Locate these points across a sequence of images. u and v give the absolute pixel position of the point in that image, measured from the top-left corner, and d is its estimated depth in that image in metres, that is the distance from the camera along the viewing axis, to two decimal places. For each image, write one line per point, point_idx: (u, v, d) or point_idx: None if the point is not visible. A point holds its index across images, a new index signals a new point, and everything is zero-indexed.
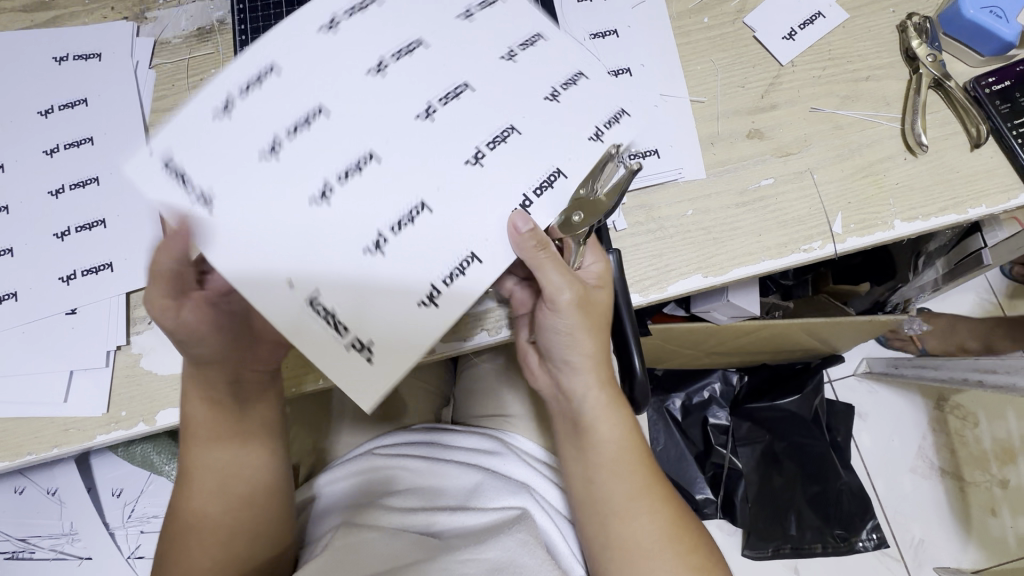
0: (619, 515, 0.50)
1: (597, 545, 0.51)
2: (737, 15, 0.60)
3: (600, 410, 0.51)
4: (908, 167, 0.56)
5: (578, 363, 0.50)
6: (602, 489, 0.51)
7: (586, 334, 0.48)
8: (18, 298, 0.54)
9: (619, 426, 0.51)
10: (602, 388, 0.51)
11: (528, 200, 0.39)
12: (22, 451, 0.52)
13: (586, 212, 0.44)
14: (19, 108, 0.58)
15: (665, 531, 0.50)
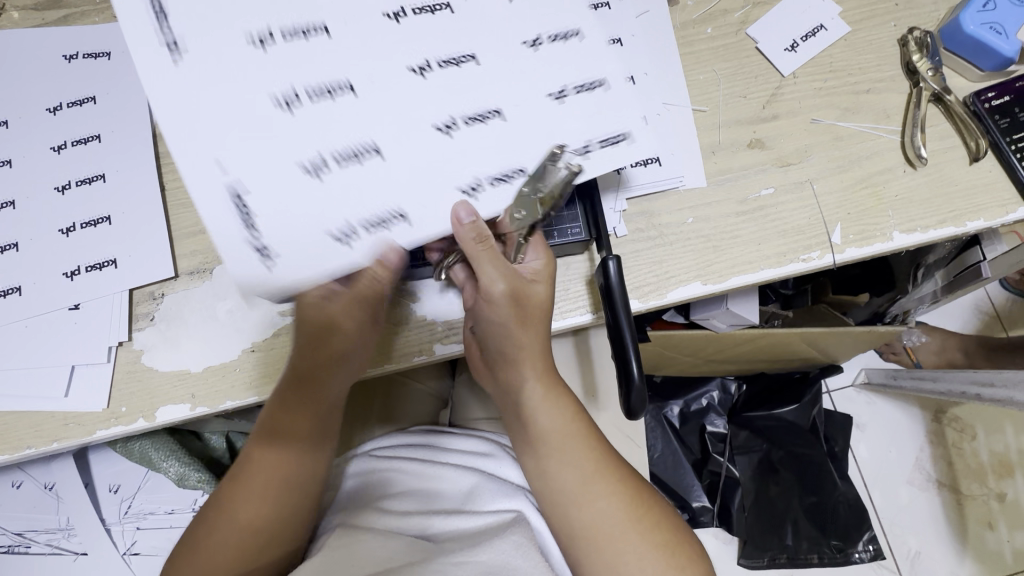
0: (578, 502, 0.50)
1: (566, 532, 0.51)
2: (740, 26, 0.61)
3: (539, 400, 0.51)
4: (907, 179, 0.56)
5: (520, 355, 0.49)
6: (556, 479, 0.51)
7: (517, 326, 0.48)
8: (20, 293, 0.54)
9: (560, 413, 0.51)
10: (540, 380, 0.51)
11: (475, 188, 0.42)
12: (22, 445, 0.52)
13: (527, 210, 0.43)
14: (28, 104, 0.58)
15: (625, 513, 0.50)
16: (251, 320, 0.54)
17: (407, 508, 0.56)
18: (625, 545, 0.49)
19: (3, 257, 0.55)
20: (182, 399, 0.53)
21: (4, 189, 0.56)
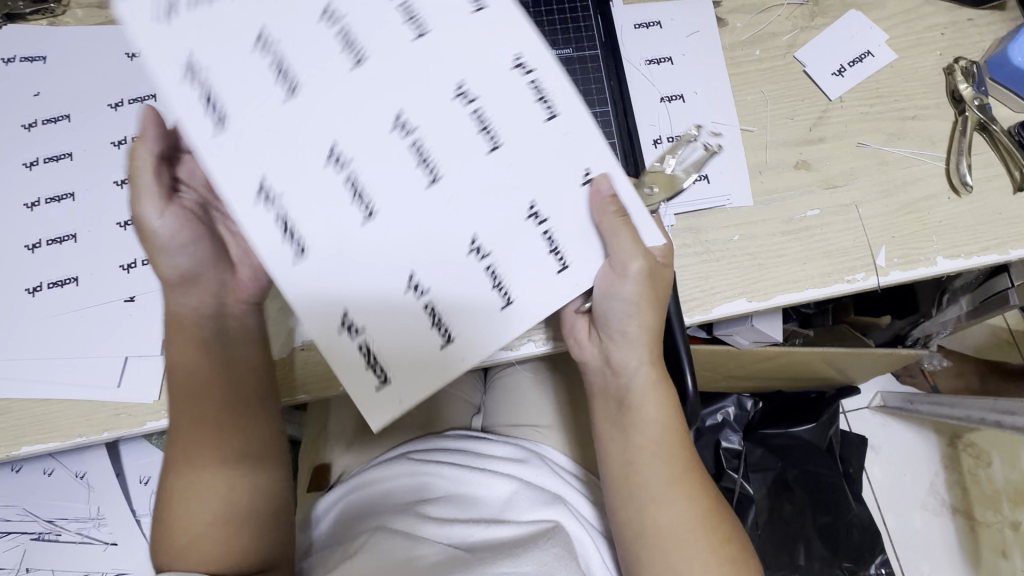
0: (656, 502, 0.49)
1: (634, 532, 0.50)
2: (789, 50, 0.62)
3: (647, 387, 0.49)
4: (951, 206, 0.57)
5: (635, 337, 0.48)
6: (642, 472, 0.50)
7: (652, 304, 0.47)
8: (77, 283, 0.55)
9: (662, 403, 0.50)
10: (648, 364, 0.49)
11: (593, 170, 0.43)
12: (73, 433, 0.54)
13: (663, 185, 0.54)
14: (91, 99, 0.60)
15: (700, 521, 0.49)
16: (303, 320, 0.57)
17: (445, 514, 0.56)
18: (697, 551, 0.48)
19: (62, 247, 0.56)
20: None
21: (65, 181, 0.58)
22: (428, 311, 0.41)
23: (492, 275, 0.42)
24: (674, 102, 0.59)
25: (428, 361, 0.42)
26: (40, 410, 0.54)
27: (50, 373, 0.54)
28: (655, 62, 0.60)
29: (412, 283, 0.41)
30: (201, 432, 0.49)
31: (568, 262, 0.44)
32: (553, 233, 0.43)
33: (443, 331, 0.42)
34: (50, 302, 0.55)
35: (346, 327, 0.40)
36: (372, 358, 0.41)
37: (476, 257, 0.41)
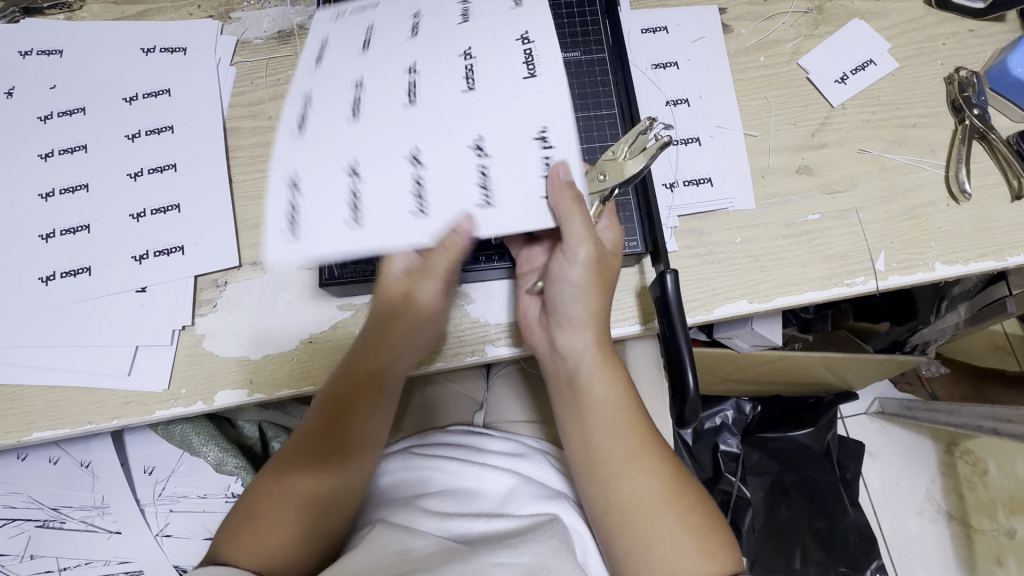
0: (620, 481, 0.51)
1: (603, 508, 0.51)
2: (793, 57, 0.63)
3: (595, 367, 0.52)
4: (950, 213, 0.58)
5: (581, 320, 0.51)
6: (602, 450, 0.51)
7: (596, 289, 0.50)
8: (90, 273, 0.56)
9: (612, 383, 0.52)
10: (597, 347, 0.52)
11: (544, 130, 0.46)
12: (83, 420, 0.54)
13: (609, 174, 0.50)
14: (107, 93, 0.61)
15: (665, 493, 0.50)
16: (309, 313, 0.57)
17: (443, 506, 0.57)
18: (665, 524, 0.49)
19: (75, 238, 0.57)
20: (240, 384, 0.55)
21: (79, 172, 0.59)
22: (351, 194, 0.45)
23: (416, 185, 0.45)
24: (679, 106, 0.60)
25: (336, 237, 0.44)
26: (51, 397, 0.55)
27: (62, 361, 0.55)
28: (661, 66, 0.61)
29: (352, 169, 0.46)
30: (317, 446, 0.53)
31: (430, 210, 0.45)
32: (487, 169, 0.45)
33: (356, 214, 0.45)
34: (63, 291, 0.56)
35: (292, 185, 0.46)
36: (295, 214, 0.45)
37: (411, 165, 0.45)
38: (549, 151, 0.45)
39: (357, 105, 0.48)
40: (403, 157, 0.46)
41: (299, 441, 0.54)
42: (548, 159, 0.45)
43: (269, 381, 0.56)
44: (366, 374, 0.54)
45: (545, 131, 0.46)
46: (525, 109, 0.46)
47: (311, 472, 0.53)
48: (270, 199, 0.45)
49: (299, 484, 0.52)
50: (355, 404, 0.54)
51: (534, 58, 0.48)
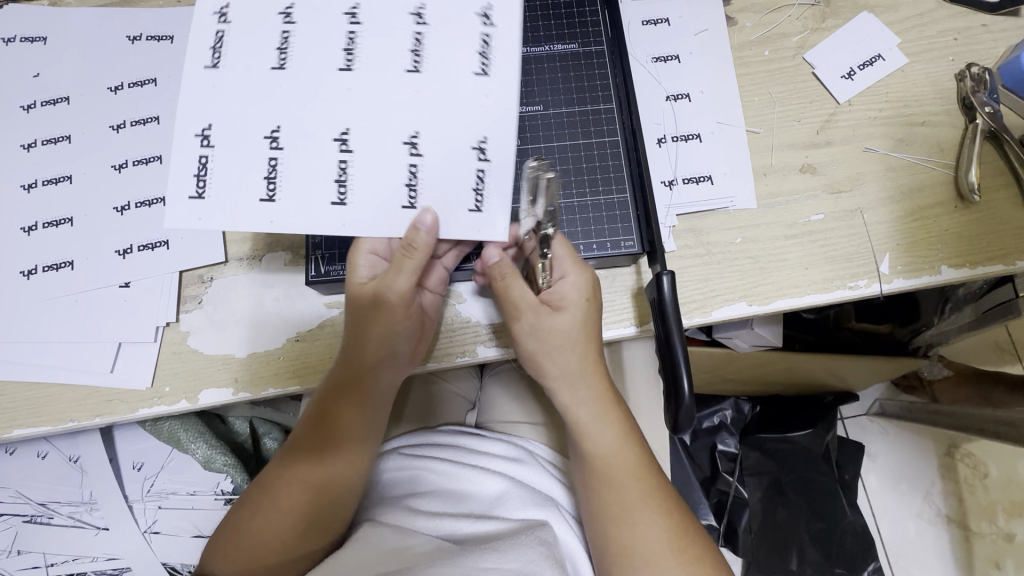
0: (615, 526, 0.51)
1: (604, 550, 0.52)
2: (798, 51, 0.61)
3: (586, 423, 0.53)
4: (958, 215, 0.56)
5: (561, 379, 0.52)
6: (604, 495, 0.52)
7: (556, 342, 0.51)
8: (73, 267, 0.55)
9: (614, 434, 0.53)
10: (595, 400, 0.53)
11: (482, 152, 0.46)
12: (64, 418, 0.53)
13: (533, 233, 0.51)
14: (91, 82, 0.59)
15: (666, 539, 0.50)
16: (297, 309, 0.56)
17: (435, 507, 0.56)
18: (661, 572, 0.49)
19: (58, 230, 0.56)
20: (225, 383, 0.54)
21: (63, 164, 0.57)
22: (270, 165, 0.45)
23: (341, 169, 0.45)
24: (679, 101, 0.58)
25: (241, 209, 0.45)
26: (32, 394, 0.54)
27: (45, 356, 0.54)
28: (661, 59, 0.59)
29: (273, 135, 0.45)
30: (303, 463, 0.53)
31: (350, 199, 0.46)
32: (417, 169, 0.46)
33: (271, 188, 0.45)
34: (45, 286, 0.55)
35: (206, 137, 0.45)
36: (205, 170, 0.45)
37: (338, 147, 0.46)
38: (484, 162, 0.46)
39: (285, 53, 0.46)
40: (331, 138, 0.46)
41: (288, 455, 0.54)
42: (480, 172, 0.46)
43: (259, 378, 0.54)
44: (349, 389, 0.51)
45: (484, 142, 0.46)
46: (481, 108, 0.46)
47: (295, 479, 0.53)
48: (175, 160, 0.45)
49: (285, 491, 0.53)
50: (341, 417, 0.53)
51: (489, 46, 0.46)
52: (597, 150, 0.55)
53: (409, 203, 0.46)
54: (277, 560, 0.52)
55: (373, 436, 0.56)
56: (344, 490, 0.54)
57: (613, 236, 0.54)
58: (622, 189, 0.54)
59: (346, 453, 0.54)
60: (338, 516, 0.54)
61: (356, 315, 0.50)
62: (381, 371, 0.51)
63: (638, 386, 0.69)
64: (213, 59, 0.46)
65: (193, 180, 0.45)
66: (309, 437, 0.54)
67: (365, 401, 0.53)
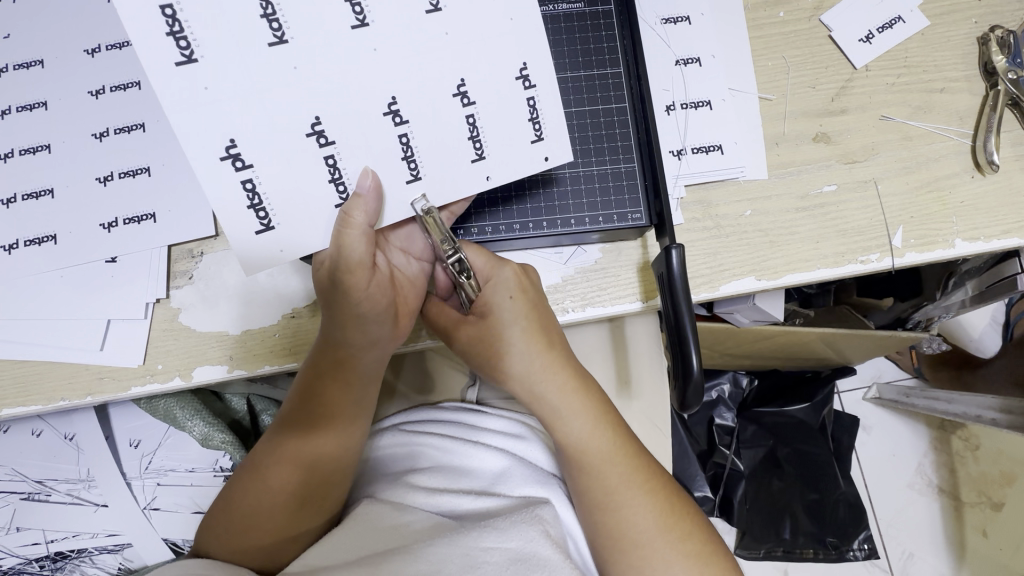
0: (608, 502, 0.51)
1: (596, 530, 0.51)
2: (815, 12, 0.58)
3: (563, 408, 0.51)
4: (975, 186, 0.55)
5: (537, 370, 0.51)
6: (596, 478, 0.51)
7: (502, 343, 0.50)
8: (57, 241, 0.53)
9: (583, 420, 0.52)
10: (563, 389, 0.51)
11: (533, 98, 0.45)
12: (55, 396, 0.52)
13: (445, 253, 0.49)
14: (65, 44, 0.55)
15: (660, 516, 0.51)
16: (288, 284, 0.54)
17: (435, 484, 0.55)
18: (652, 551, 0.49)
19: (36, 203, 0.53)
20: (220, 360, 0.53)
21: (39, 132, 0.54)
22: (404, 142, 0.43)
23: (471, 125, 0.44)
24: (689, 65, 0.56)
25: (393, 195, 0.44)
26: (20, 372, 0.52)
27: (33, 333, 0.52)
28: (671, 21, 0.56)
29: (393, 108, 0.42)
30: (287, 448, 0.52)
31: (424, 174, 0.44)
32: (536, 101, 0.45)
33: (413, 167, 0.44)
34: (27, 260, 0.52)
35: (233, 156, 0.40)
36: (337, 169, 0.42)
37: (460, 102, 0.43)
38: (532, 89, 0.44)
39: (361, 6, 0.39)
40: (451, 94, 0.43)
41: (272, 436, 0.53)
42: (531, 100, 0.45)
43: (251, 355, 0.53)
44: (332, 374, 0.50)
45: (526, 68, 0.44)
46: (448, 53, 0.42)
47: (281, 462, 0.52)
48: (207, 184, 0.40)
49: (271, 475, 0.52)
50: (329, 402, 0.51)
51: None
52: (602, 116, 0.53)
53: (535, 136, 0.46)
54: (265, 542, 0.52)
55: (359, 417, 0.54)
56: (335, 472, 0.53)
57: (620, 208, 0.52)
58: (629, 157, 0.52)
59: (332, 435, 0.52)
60: (332, 495, 0.54)
61: (356, 301, 0.45)
62: (355, 351, 0.49)
63: (639, 362, 0.68)
64: (184, 48, 0.37)
65: (245, 199, 0.41)
66: (296, 417, 0.52)
67: (354, 383, 0.51)
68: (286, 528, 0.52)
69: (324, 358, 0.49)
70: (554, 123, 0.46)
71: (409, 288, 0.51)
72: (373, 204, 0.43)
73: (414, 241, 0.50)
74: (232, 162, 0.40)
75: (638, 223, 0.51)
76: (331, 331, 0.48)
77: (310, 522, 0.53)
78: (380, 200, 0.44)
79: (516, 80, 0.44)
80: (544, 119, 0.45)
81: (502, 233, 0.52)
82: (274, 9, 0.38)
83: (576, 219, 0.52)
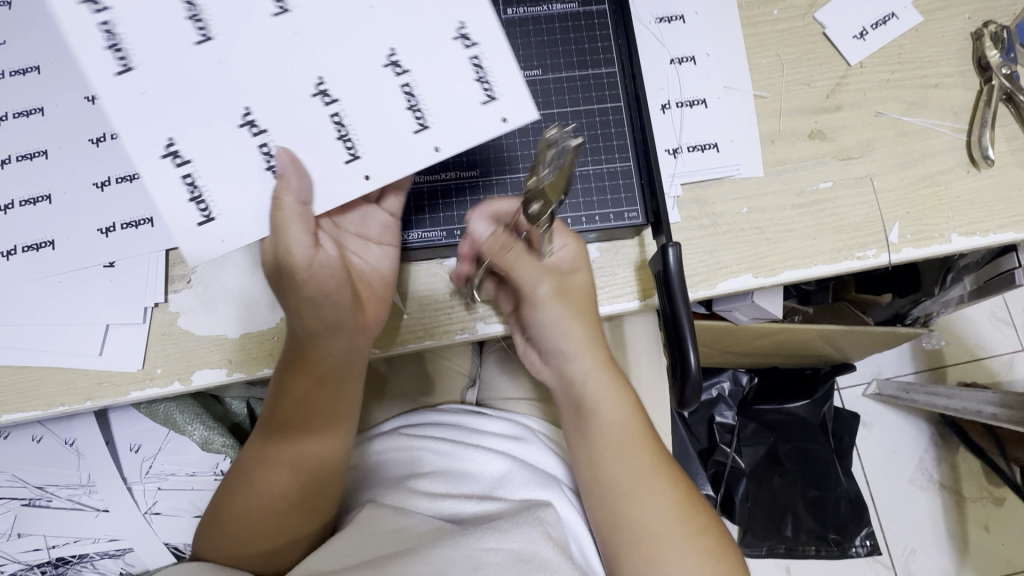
0: (615, 499, 0.51)
1: (609, 527, 0.51)
2: (808, 9, 0.58)
3: (598, 390, 0.52)
4: (970, 180, 0.55)
5: (576, 349, 0.52)
6: (611, 470, 0.52)
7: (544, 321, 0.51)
8: (54, 247, 0.53)
9: (616, 406, 0.52)
10: (598, 370, 0.52)
11: (476, 57, 0.42)
12: (55, 402, 0.52)
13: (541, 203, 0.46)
14: (61, 49, 0.55)
15: (673, 511, 0.51)
16: None
17: (438, 488, 0.55)
18: (665, 547, 0.49)
19: (35, 208, 0.53)
20: (219, 364, 0.53)
21: (36, 137, 0.54)
22: (337, 121, 0.41)
23: (408, 95, 0.42)
24: (684, 64, 0.56)
25: (334, 176, 0.42)
26: (18, 378, 0.52)
27: (31, 338, 0.52)
28: (665, 19, 0.56)
29: (321, 89, 0.41)
30: (281, 452, 0.52)
31: (363, 152, 0.42)
32: (480, 60, 0.43)
33: (351, 145, 0.42)
34: (25, 266, 0.52)
35: (173, 153, 0.39)
36: (272, 156, 0.41)
37: (393, 72, 0.41)
38: (473, 48, 0.42)
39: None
40: (382, 65, 0.41)
41: (257, 438, 0.53)
42: (474, 59, 0.42)
43: (250, 359, 0.53)
44: (303, 370, 0.49)
45: (463, 27, 0.42)
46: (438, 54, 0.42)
47: (273, 465, 0.52)
48: (151, 182, 0.39)
49: (264, 479, 0.51)
50: (311, 401, 0.50)
51: None
52: (598, 116, 0.53)
53: (486, 98, 0.43)
54: (265, 546, 0.52)
55: (347, 417, 0.54)
56: (327, 473, 0.53)
57: (616, 207, 0.52)
58: (625, 156, 0.53)
59: (321, 435, 0.52)
60: (327, 498, 0.54)
61: (302, 286, 0.43)
62: (324, 346, 0.47)
63: (639, 361, 0.68)
64: (120, 57, 0.38)
65: (184, 193, 0.40)
66: (277, 418, 0.51)
67: (328, 379, 0.50)
68: (284, 532, 0.53)
69: (296, 355, 0.48)
70: (507, 82, 0.43)
71: (369, 275, 0.49)
72: (296, 180, 0.41)
73: (367, 225, 0.50)
74: (172, 159, 0.39)
75: (636, 222, 0.52)
76: (291, 323, 0.46)
77: (306, 527, 0.53)
78: (303, 175, 0.41)
79: (455, 41, 0.42)
80: (494, 82, 0.43)
81: None
82: (198, 10, 0.38)
83: (573, 219, 0.52)
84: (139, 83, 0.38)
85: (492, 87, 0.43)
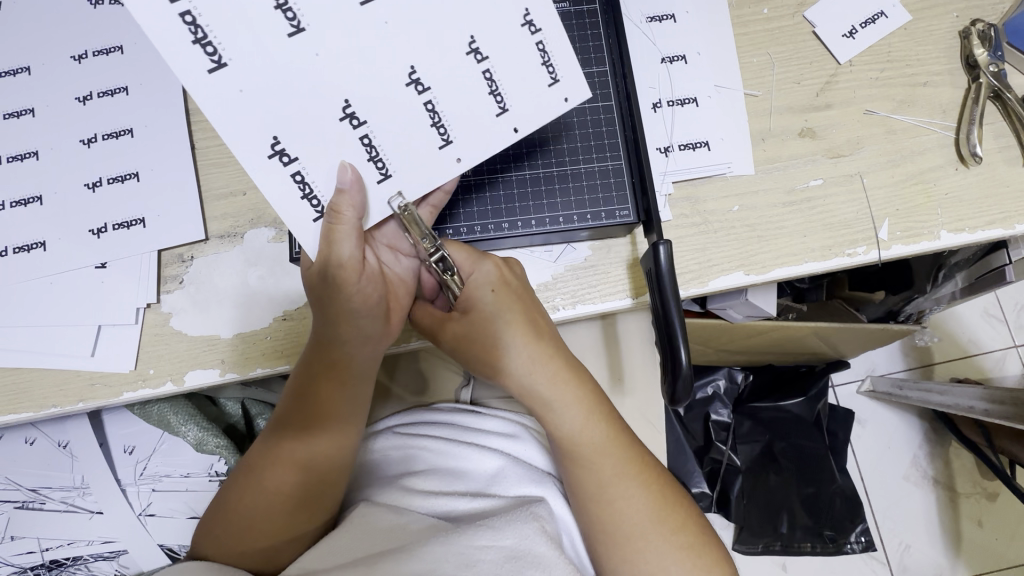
0: (599, 501, 0.51)
1: (594, 527, 0.51)
2: (798, 8, 0.58)
3: (561, 397, 0.51)
4: (958, 178, 0.55)
5: (532, 361, 0.50)
6: (590, 473, 0.51)
7: (493, 339, 0.49)
8: (46, 248, 0.53)
9: (576, 412, 0.51)
10: (551, 380, 0.51)
11: (541, 43, 0.45)
12: (45, 403, 0.52)
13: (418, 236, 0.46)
14: (51, 51, 0.55)
15: (654, 511, 0.51)
16: (281, 286, 0.54)
17: (430, 487, 0.55)
18: (647, 544, 0.50)
19: (25, 209, 0.53)
20: (212, 363, 0.53)
21: (26, 139, 0.54)
22: (429, 109, 0.43)
23: (488, 80, 0.44)
24: (675, 63, 0.56)
25: (430, 163, 0.44)
26: (10, 380, 0.52)
27: (22, 339, 0.52)
28: (656, 19, 0.56)
29: (413, 78, 0.42)
30: (282, 452, 0.51)
31: (454, 137, 0.44)
32: (545, 44, 0.45)
33: (443, 132, 0.44)
34: (18, 268, 0.52)
35: (279, 153, 0.41)
36: (374, 148, 0.43)
37: (473, 59, 0.43)
38: (538, 34, 0.44)
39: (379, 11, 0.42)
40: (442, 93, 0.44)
41: (266, 435, 0.53)
42: (539, 44, 0.45)
43: (241, 358, 0.53)
44: (314, 372, 0.49)
45: (529, 14, 0.44)
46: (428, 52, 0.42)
47: (275, 465, 0.51)
48: (265, 187, 0.41)
49: (264, 479, 0.51)
50: (317, 400, 0.50)
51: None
52: (589, 115, 0.53)
53: (550, 80, 0.46)
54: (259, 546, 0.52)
55: (354, 419, 0.53)
56: (329, 474, 0.53)
57: (607, 205, 0.52)
58: (616, 156, 0.53)
59: (325, 438, 0.52)
60: (326, 500, 0.53)
61: (350, 295, 0.45)
62: (338, 349, 0.48)
63: (631, 359, 0.69)
64: (211, 54, 0.38)
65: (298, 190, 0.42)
66: (286, 418, 0.51)
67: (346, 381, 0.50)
68: (276, 532, 0.52)
69: (312, 356, 0.48)
70: (567, 63, 0.46)
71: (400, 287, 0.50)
72: (357, 198, 0.42)
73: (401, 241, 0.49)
74: (285, 161, 0.41)
75: (626, 219, 0.52)
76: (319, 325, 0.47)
77: (298, 528, 0.53)
78: (363, 192, 0.43)
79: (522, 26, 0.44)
80: (555, 60, 0.45)
81: (493, 231, 0.52)
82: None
83: (565, 217, 0.52)
84: (237, 81, 0.39)
85: (557, 70, 0.46)
